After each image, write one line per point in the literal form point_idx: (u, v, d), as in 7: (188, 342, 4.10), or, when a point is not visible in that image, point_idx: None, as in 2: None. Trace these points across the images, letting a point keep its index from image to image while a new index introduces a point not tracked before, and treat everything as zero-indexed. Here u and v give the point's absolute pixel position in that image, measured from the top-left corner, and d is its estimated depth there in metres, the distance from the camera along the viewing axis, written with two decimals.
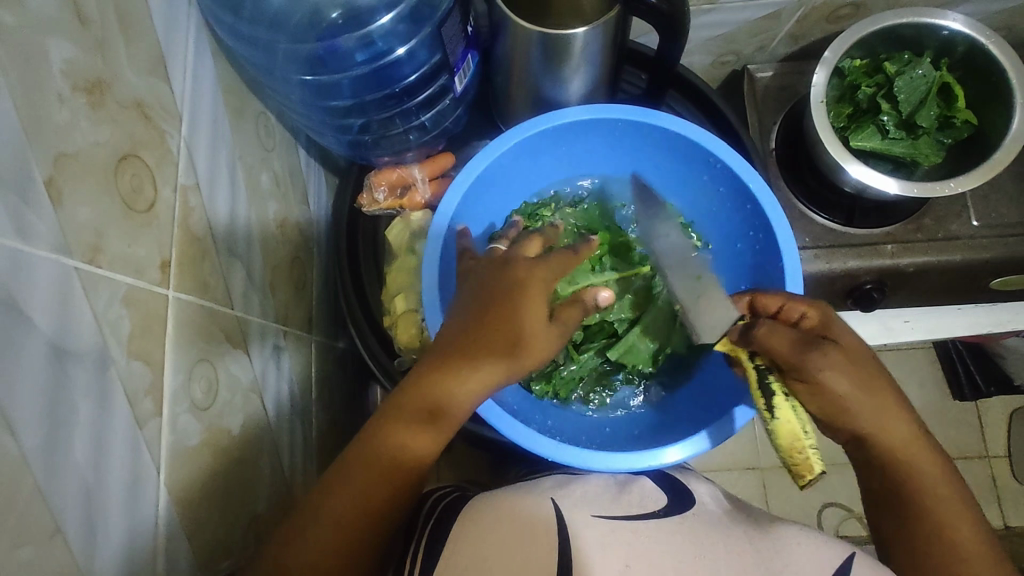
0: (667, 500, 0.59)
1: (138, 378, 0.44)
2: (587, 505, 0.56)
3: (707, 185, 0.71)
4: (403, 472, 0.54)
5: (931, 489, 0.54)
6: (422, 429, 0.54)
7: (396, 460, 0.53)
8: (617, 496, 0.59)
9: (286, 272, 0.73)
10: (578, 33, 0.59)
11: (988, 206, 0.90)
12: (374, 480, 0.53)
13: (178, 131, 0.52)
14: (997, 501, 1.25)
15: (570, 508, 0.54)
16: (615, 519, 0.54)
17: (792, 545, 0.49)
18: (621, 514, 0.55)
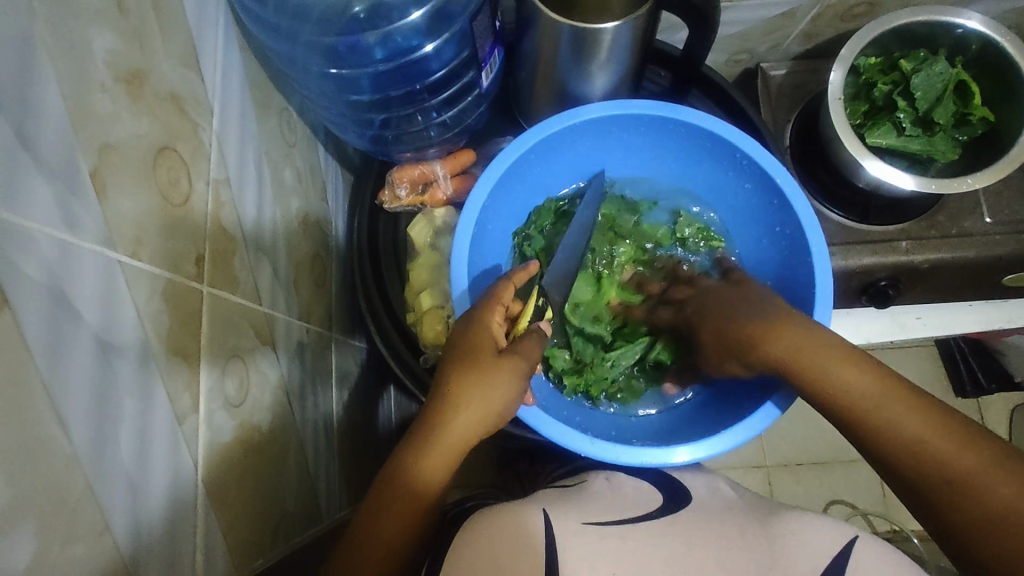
0: (660, 500, 0.61)
1: (176, 375, 0.44)
2: (577, 511, 0.56)
3: (733, 181, 0.71)
4: (412, 515, 0.53)
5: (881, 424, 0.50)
6: (426, 464, 0.53)
7: (406, 492, 0.53)
8: (611, 498, 0.61)
9: (308, 269, 0.72)
10: (608, 29, 0.59)
11: (1001, 202, 0.91)
12: (393, 519, 0.52)
13: (209, 124, 0.51)
14: None
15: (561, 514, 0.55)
16: (604, 524, 0.54)
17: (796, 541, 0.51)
18: (609, 518, 0.56)
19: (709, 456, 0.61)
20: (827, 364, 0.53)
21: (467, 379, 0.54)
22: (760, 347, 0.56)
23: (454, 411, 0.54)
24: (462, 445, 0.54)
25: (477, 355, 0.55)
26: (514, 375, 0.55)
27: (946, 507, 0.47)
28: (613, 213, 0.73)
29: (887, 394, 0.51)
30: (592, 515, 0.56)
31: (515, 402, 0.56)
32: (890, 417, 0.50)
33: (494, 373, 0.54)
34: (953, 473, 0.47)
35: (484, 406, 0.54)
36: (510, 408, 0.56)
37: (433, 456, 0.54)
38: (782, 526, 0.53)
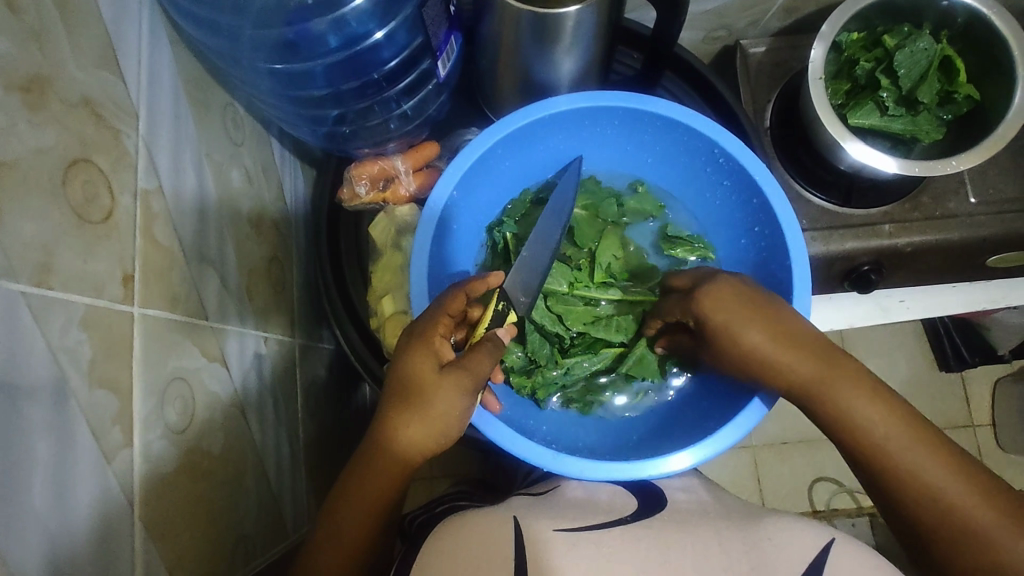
0: (636, 506, 0.58)
1: (103, 409, 0.40)
2: (550, 517, 0.54)
3: (711, 177, 0.68)
4: (369, 521, 0.54)
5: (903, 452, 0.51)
6: (374, 481, 0.54)
7: (359, 506, 0.54)
8: (584, 505, 0.58)
9: (264, 275, 0.69)
10: (570, 12, 0.55)
11: (985, 181, 0.88)
12: (349, 531, 0.54)
13: (135, 130, 0.47)
14: None
15: (532, 522, 0.52)
16: (575, 530, 0.52)
17: (774, 546, 0.48)
18: (583, 524, 0.53)
19: (705, 459, 0.58)
20: (850, 395, 0.53)
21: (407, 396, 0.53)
22: (782, 371, 0.55)
23: (397, 433, 0.53)
24: (411, 461, 0.54)
25: (415, 380, 0.53)
26: (453, 401, 0.53)
27: (918, 511, 0.51)
28: (593, 202, 0.70)
29: (885, 415, 0.52)
30: (564, 522, 0.53)
31: (461, 420, 0.54)
32: (894, 439, 0.51)
33: (434, 391, 0.52)
34: (925, 488, 0.50)
35: (426, 425, 0.53)
36: (457, 425, 0.54)
37: (380, 473, 0.54)
38: (759, 530, 0.51)
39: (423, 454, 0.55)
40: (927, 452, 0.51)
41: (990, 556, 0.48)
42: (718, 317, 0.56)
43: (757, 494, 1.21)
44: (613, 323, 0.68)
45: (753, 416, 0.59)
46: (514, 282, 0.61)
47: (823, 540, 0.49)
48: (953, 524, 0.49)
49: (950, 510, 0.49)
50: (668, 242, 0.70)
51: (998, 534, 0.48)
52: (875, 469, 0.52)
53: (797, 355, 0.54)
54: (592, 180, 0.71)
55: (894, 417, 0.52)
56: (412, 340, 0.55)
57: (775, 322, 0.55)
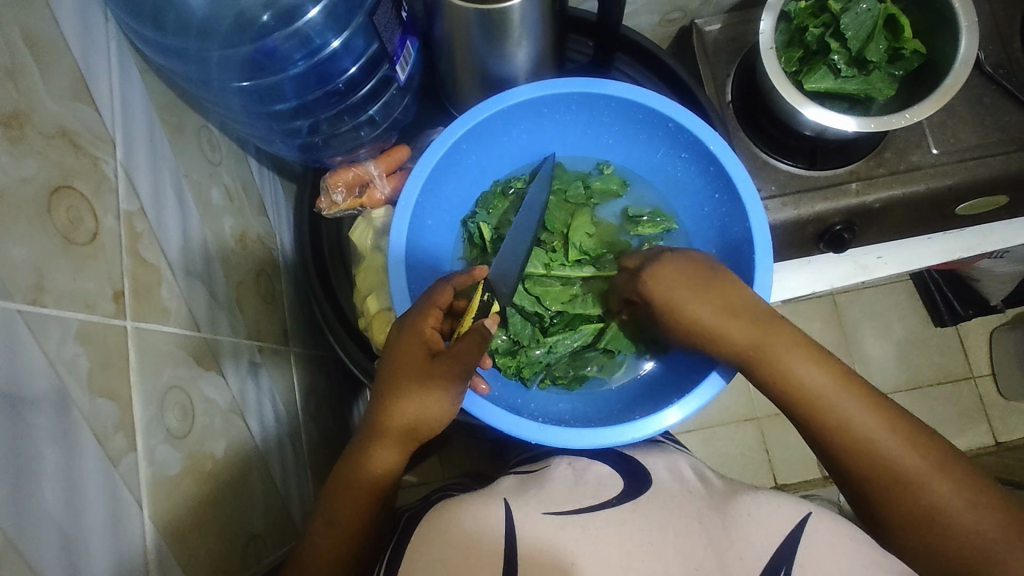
0: (623, 485, 0.60)
1: (105, 417, 0.43)
2: (541, 500, 0.56)
3: (669, 152, 0.71)
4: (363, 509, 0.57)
5: (842, 408, 0.54)
6: (371, 465, 0.57)
7: (357, 490, 0.57)
8: (575, 484, 0.60)
9: (253, 288, 0.71)
10: (515, 6, 0.57)
11: (946, 131, 0.90)
12: (344, 517, 0.56)
13: (112, 156, 0.50)
14: (985, 419, 1.28)
15: (521, 506, 0.55)
16: (563, 514, 0.54)
17: (749, 523, 0.51)
18: (572, 507, 0.55)
19: (690, 414, 0.61)
20: (787, 356, 0.56)
21: (399, 381, 0.56)
22: (723, 337, 0.57)
23: (391, 419, 0.56)
24: (403, 446, 0.57)
25: (406, 370, 0.56)
26: (444, 387, 0.55)
27: (860, 462, 0.54)
28: (562, 186, 0.72)
29: (825, 374, 0.55)
30: (554, 504, 0.55)
31: (453, 407, 0.57)
32: (836, 396, 0.55)
33: (424, 379, 0.55)
34: (865, 442, 0.53)
35: (417, 410, 0.56)
36: (447, 411, 0.56)
37: (377, 457, 0.57)
38: (737, 507, 0.53)
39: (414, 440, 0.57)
40: (858, 405, 0.54)
41: (922, 500, 0.51)
42: (656, 281, 0.59)
43: (765, 465, 1.23)
44: (590, 299, 0.71)
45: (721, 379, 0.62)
46: (498, 271, 0.63)
47: (797, 515, 0.52)
48: (889, 471, 0.52)
49: (885, 458, 0.53)
50: (635, 219, 0.73)
51: (928, 479, 0.52)
52: (821, 428, 0.55)
53: (736, 322, 0.57)
54: (558, 166, 0.74)
55: (834, 375, 0.55)
56: (404, 333, 0.57)
57: (717, 292, 0.57)
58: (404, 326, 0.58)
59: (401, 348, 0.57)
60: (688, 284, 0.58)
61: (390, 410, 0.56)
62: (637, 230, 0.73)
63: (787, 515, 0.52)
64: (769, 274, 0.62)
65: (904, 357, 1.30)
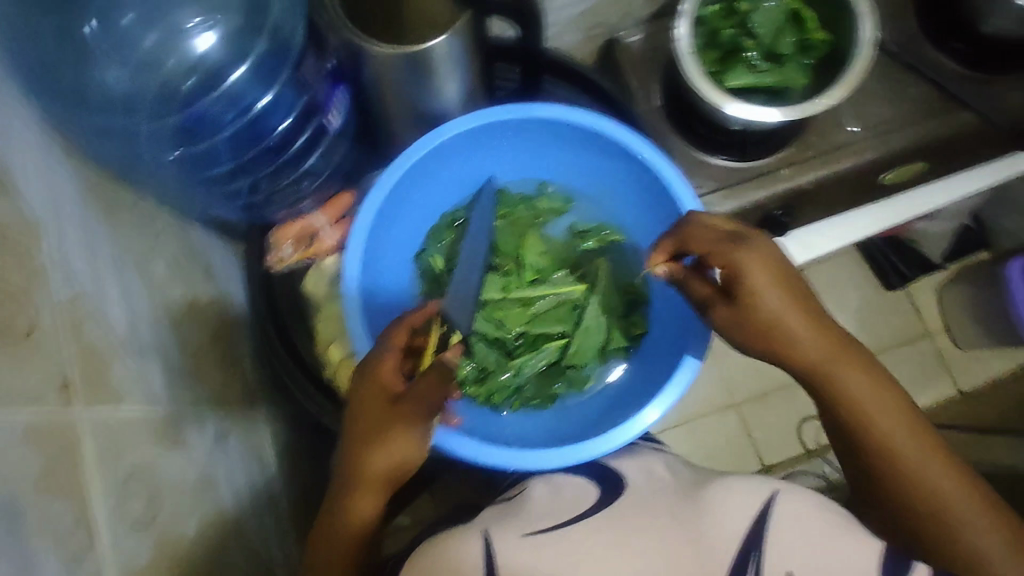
0: (599, 493, 0.60)
1: (61, 517, 0.41)
2: (520, 522, 0.55)
3: (604, 162, 0.72)
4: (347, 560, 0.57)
5: (855, 391, 0.57)
6: (349, 520, 0.56)
7: (338, 544, 0.57)
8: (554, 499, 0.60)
9: (211, 354, 0.70)
10: (436, 44, 0.59)
11: (862, 110, 0.96)
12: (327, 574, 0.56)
13: (44, 243, 0.48)
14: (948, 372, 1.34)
15: (500, 534, 0.54)
16: (540, 533, 0.54)
17: (718, 511, 0.53)
18: (550, 524, 0.55)
19: (663, 413, 0.62)
20: (814, 344, 0.56)
21: (362, 432, 0.55)
22: (779, 318, 0.55)
23: (362, 463, 0.55)
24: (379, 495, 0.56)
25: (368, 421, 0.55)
26: (409, 426, 0.55)
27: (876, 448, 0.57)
28: (509, 210, 0.74)
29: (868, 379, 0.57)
30: (532, 524, 0.55)
31: (422, 448, 0.56)
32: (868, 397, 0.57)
33: (388, 426, 0.55)
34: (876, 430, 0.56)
35: (385, 460, 0.55)
36: (416, 454, 0.56)
37: (358, 501, 0.56)
38: (710, 498, 0.55)
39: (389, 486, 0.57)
40: (865, 386, 0.57)
41: (922, 480, 0.55)
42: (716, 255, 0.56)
43: (750, 450, 1.26)
44: (550, 316, 0.72)
45: (690, 373, 0.63)
46: (450, 304, 0.64)
47: (763, 497, 0.54)
48: (889, 449, 0.56)
49: (886, 437, 0.56)
50: (586, 233, 0.75)
51: (928, 460, 0.56)
52: (838, 401, 0.57)
53: (795, 305, 0.56)
54: (502, 191, 0.75)
55: (877, 381, 0.57)
56: (365, 378, 0.56)
57: (789, 278, 0.56)
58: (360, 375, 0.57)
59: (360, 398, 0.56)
60: (769, 268, 0.55)
61: (358, 463, 0.55)
62: (586, 243, 0.74)
63: (753, 499, 0.54)
64: None
65: (865, 324, 1.35)
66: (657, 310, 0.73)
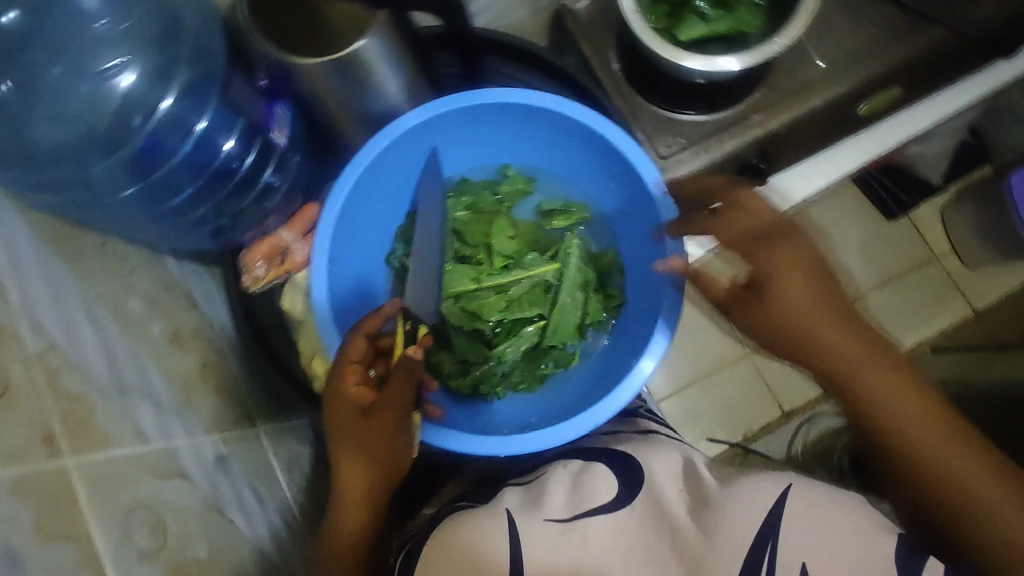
0: (619, 487, 0.64)
1: (63, 561, 0.43)
2: (543, 506, 0.63)
3: (563, 140, 0.71)
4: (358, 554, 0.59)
5: None
6: (344, 526, 0.58)
7: (340, 553, 0.58)
8: (573, 478, 0.66)
9: (202, 382, 0.72)
10: (360, 47, 0.59)
11: (827, 43, 0.94)
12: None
13: (7, 304, 0.50)
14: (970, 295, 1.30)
15: (524, 519, 0.61)
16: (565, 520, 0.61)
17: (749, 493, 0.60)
18: (573, 512, 0.62)
19: (626, 401, 0.63)
20: None
21: (348, 441, 0.56)
22: None
23: (353, 480, 0.57)
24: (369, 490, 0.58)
25: (352, 430, 0.56)
26: (390, 431, 0.56)
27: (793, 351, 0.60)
28: (473, 200, 0.74)
29: (837, 332, 0.58)
30: (553, 506, 0.63)
31: (405, 442, 0.58)
32: (853, 354, 0.59)
33: (370, 430, 0.56)
34: (875, 407, 0.60)
35: (374, 457, 0.56)
36: (401, 448, 0.58)
37: (344, 515, 0.58)
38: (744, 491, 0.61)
39: (377, 483, 0.58)
40: None
41: None
42: None
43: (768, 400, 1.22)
44: (525, 301, 0.72)
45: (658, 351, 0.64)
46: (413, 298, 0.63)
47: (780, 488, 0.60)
48: None
49: None
50: (552, 215, 0.75)
51: None
52: None
53: None
54: (459, 187, 0.74)
55: (810, 274, 0.58)
56: (330, 396, 0.56)
57: None
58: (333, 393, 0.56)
59: (339, 413, 0.56)
60: None
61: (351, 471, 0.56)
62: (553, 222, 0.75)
63: (765, 492, 0.60)
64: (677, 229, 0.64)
65: None
66: (638, 279, 0.72)
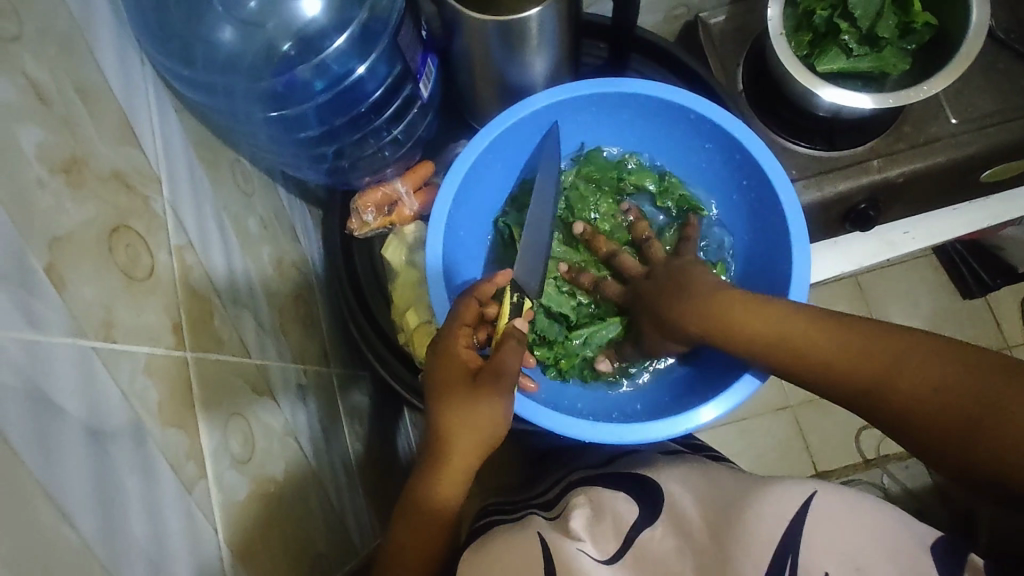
0: (638, 510, 0.60)
1: (176, 446, 0.44)
2: (573, 535, 0.56)
3: (693, 143, 0.72)
4: (443, 520, 0.59)
5: None
6: (437, 487, 0.58)
7: (428, 514, 0.58)
8: (595, 518, 0.59)
9: (293, 313, 0.73)
10: (533, 15, 0.59)
11: (963, 101, 0.90)
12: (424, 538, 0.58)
13: (160, 193, 0.51)
14: None
15: (554, 538, 0.55)
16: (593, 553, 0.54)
17: (770, 502, 0.52)
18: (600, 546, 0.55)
19: (728, 410, 0.62)
20: None
21: (452, 408, 0.56)
22: None
23: (453, 449, 0.57)
24: (469, 461, 0.58)
25: (453, 396, 0.57)
26: (489, 407, 0.56)
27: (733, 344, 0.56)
28: (599, 174, 0.73)
29: (767, 313, 0.55)
30: (587, 542, 0.55)
31: (506, 420, 0.57)
32: (800, 334, 0.53)
33: (473, 400, 0.56)
34: (906, 390, 0.47)
35: (476, 428, 0.56)
36: (502, 424, 0.57)
37: (440, 481, 0.58)
38: (763, 499, 0.53)
39: (477, 454, 0.58)
40: None
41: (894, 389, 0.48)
42: None
43: (806, 453, 1.19)
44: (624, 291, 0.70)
45: (751, 385, 0.62)
46: (522, 271, 0.64)
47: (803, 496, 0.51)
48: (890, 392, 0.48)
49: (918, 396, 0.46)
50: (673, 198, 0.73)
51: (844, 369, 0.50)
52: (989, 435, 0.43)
53: None
54: (591, 155, 0.73)
55: (761, 303, 0.56)
56: (438, 354, 0.58)
57: None
58: (438, 356, 0.59)
59: (441, 378, 0.57)
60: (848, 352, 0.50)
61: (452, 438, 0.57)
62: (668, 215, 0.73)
63: (793, 496, 0.51)
64: (806, 246, 0.63)
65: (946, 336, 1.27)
66: None
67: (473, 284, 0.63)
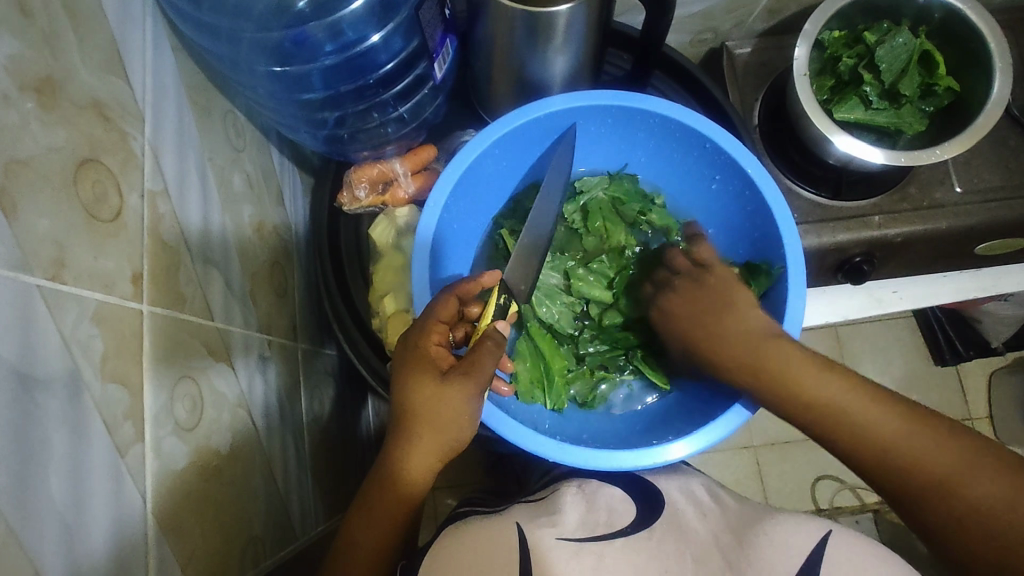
0: (633, 513, 0.59)
1: (115, 403, 0.41)
2: (552, 523, 0.55)
3: (703, 173, 0.70)
4: (395, 525, 0.56)
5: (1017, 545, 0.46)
6: (396, 484, 0.56)
7: (381, 515, 0.56)
8: (585, 510, 0.58)
9: (266, 280, 0.69)
10: (562, 11, 0.56)
11: (970, 171, 0.90)
12: (373, 541, 0.55)
13: (141, 133, 0.48)
14: None
15: (535, 528, 0.54)
16: (579, 541, 0.53)
17: (770, 536, 0.53)
18: (585, 533, 0.54)
19: (704, 447, 0.60)
20: None
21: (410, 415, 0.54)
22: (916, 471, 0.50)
23: (410, 450, 0.55)
24: (426, 466, 0.56)
25: (419, 399, 0.54)
26: (455, 411, 0.53)
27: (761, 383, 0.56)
28: (622, 197, 0.71)
29: (801, 361, 0.55)
30: (569, 529, 0.55)
31: (470, 422, 0.55)
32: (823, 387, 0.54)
33: (435, 406, 0.53)
34: (968, 498, 0.48)
35: (437, 434, 0.54)
36: (467, 428, 0.55)
37: (394, 484, 0.56)
38: (762, 532, 0.53)
39: (433, 460, 0.56)
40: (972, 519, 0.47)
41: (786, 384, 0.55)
42: None
43: (760, 494, 1.18)
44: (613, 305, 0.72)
45: (744, 414, 0.60)
46: (514, 271, 0.61)
47: (819, 532, 0.52)
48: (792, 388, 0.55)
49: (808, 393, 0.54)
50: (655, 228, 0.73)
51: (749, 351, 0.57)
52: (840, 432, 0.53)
53: None
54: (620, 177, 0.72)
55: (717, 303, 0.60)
56: (407, 349, 0.56)
57: None
58: (407, 354, 0.56)
59: (404, 378, 0.55)
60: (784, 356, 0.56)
61: (408, 440, 0.55)
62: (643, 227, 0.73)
63: (808, 533, 0.53)
64: (801, 290, 0.62)
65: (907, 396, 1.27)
66: None
67: (456, 279, 0.60)
